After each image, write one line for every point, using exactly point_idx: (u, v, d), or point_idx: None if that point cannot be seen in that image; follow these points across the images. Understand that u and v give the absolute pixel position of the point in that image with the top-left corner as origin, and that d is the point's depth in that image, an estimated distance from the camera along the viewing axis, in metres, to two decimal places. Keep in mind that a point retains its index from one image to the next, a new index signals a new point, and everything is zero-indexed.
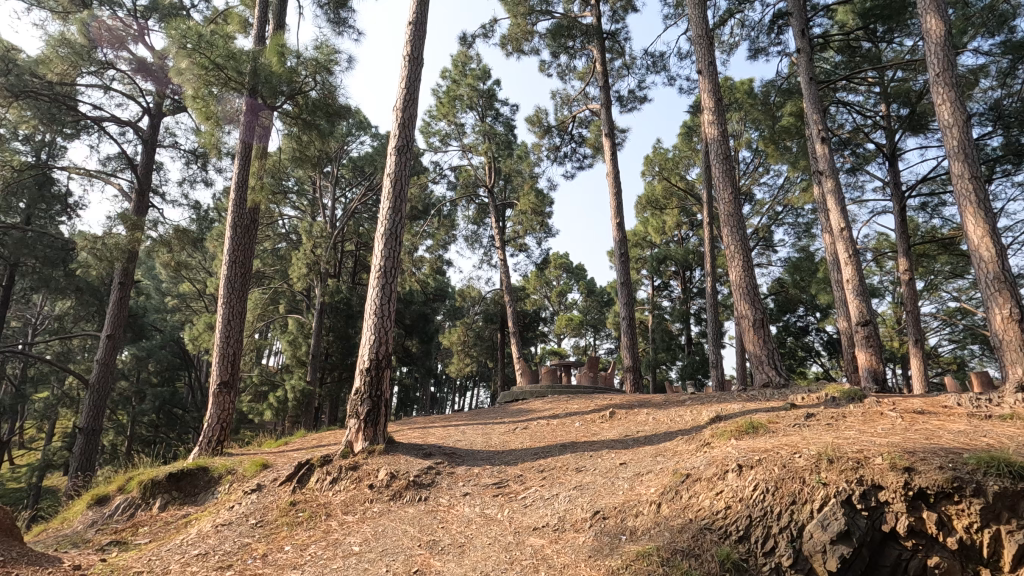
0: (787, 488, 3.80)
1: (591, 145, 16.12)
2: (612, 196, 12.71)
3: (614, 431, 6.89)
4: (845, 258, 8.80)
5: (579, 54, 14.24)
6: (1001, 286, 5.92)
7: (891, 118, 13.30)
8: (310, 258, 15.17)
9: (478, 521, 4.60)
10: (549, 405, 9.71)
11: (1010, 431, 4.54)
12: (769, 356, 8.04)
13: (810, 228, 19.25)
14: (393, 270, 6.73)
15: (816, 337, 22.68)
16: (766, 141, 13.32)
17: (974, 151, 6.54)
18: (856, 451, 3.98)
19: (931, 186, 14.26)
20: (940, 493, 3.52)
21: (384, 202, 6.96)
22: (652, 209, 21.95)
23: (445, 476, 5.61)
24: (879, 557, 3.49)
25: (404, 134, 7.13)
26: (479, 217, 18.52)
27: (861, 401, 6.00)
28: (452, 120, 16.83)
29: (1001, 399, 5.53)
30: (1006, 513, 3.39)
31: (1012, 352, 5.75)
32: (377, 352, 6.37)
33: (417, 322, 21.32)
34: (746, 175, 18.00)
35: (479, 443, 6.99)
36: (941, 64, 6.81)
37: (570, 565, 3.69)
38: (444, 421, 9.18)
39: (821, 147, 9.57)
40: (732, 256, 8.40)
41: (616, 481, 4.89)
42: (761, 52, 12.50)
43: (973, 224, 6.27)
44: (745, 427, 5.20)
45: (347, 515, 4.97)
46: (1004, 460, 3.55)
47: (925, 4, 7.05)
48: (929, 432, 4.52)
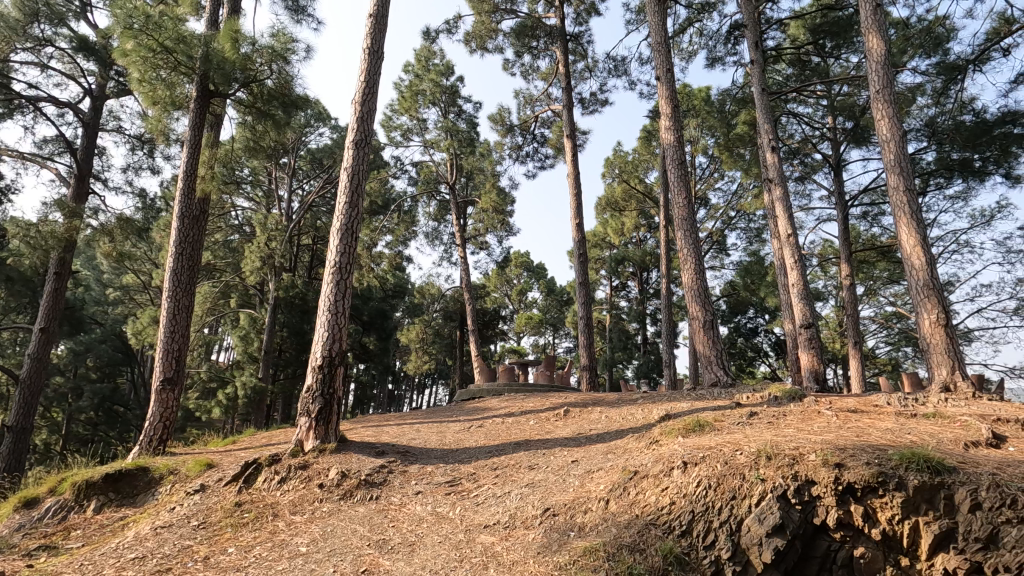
0: (728, 484, 3.96)
1: (553, 145, 16.29)
2: (572, 196, 12.88)
3: (567, 430, 6.97)
4: (791, 263, 9.17)
5: (543, 54, 14.34)
6: (930, 292, 6.30)
7: (837, 131, 13.95)
8: (264, 250, 14.64)
9: (429, 519, 4.59)
10: (505, 403, 9.74)
11: (933, 429, 4.85)
12: (718, 357, 8.31)
13: (761, 233, 19.95)
14: (348, 266, 6.62)
15: (765, 338, 23.57)
16: (720, 147, 13.80)
17: (908, 165, 6.95)
18: (793, 448, 4.16)
19: (871, 197, 15.04)
20: (866, 487, 3.73)
21: (340, 196, 6.83)
22: (612, 211, 22.24)
23: (397, 475, 5.57)
24: (810, 548, 3.69)
25: (362, 128, 7.00)
26: (441, 213, 18.37)
27: (801, 400, 6.31)
28: (414, 115, 16.61)
29: (927, 399, 5.92)
30: (925, 505, 3.59)
31: (938, 355, 6.18)
32: (330, 349, 6.27)
33: (376, 319, 21.00)
34: (702, 180, 18.52)
35: (433, 442, 6.95)
36: (881, 82, 7.20)
37: (518, 563, 3.74)
38: (398, 419, 9.09)
39: (771, 156, 9.98)
40: (686, 258, 8.64)
41: (567, 478, 4.97)
42: (717, 62, 12.91)
43: (906, 234, 6.65)
44: (692, 426, 5.37)
45: (295, 515, 4.87)
46: (923, 456, 3.76)
47: (867, 24, 7.41)
48: (860, 430, 4.76)
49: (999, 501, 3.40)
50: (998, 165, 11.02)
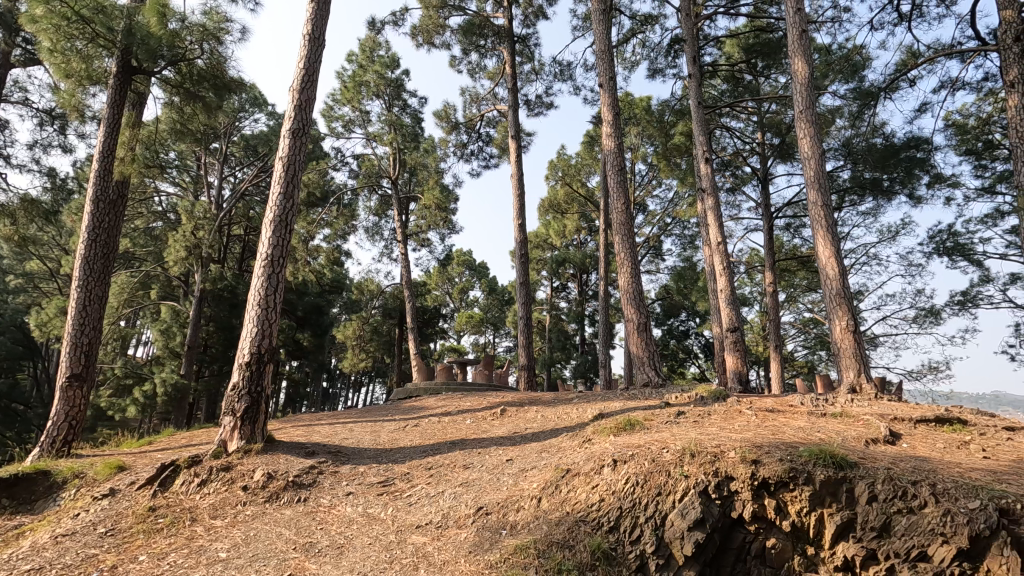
0: (654, 480, 4.12)
1: (498, 145, 16.33)
2: (515, 196, 12.96)
3: (503, 429, 7.03)
4: (720, 270, 9.64)
5: (490, 54, 14.37)
6: (842, 301, 6.78)
7: (765, 146, 14.78)
8: (190, 240, 13.70)
9: (360, 521, 4.49)
10: (442, 402, 9.69)
11: (840, 427, 5.24)
12: (651, 358, 8.62)
13: (694, 240, 20.83)
14: (281, 259, 6.37)
15: (695, 340, 24.70)
16: (659, 156, 14.31)
17: (826, 181, 7.47)
18: (715, 445, 4.38)
19: (794, 210, 16.05)
20: (779, 482, 3.98)
21: (274, 187, 6.55)
22: (554, 213, 22.58)
23: (328, 475, 5.42)
24: (727, 540, 3.91)
25: (300, 116, 6.74)
26: (382, 208, 17.99)
27: (726, 401, 6.64)
28: (357, 106, 16.15)
29: (836, 399, 6.40)
30: (829, 498, 3.87)
31: (847, 359, 6.68)
32: (259, 346, 6.02)
33: (311, 314, 20.30)
34: (642, 187, 19.14)
35: (367, 441, 6.83)
36: (804, 102, 7.70)
37: (449, 562, 3.73)
38: (331, 418, 8.84)
39: (704, 166, 10.46)
40: (622, 262, 8.91)
41: (501, 477, 5.00)
42: (658, 73, 13.37)
43: (823, 246, 7.15)
44: (623, 425, 5.54)
45: (215, 520, 4.63)
46: (829, 452, 4.05)
47: (794, 47, 7.89)
48: (776, 429, 5.09)
49: (892, 493, 3.74)
50: (903, 186, 12.04)
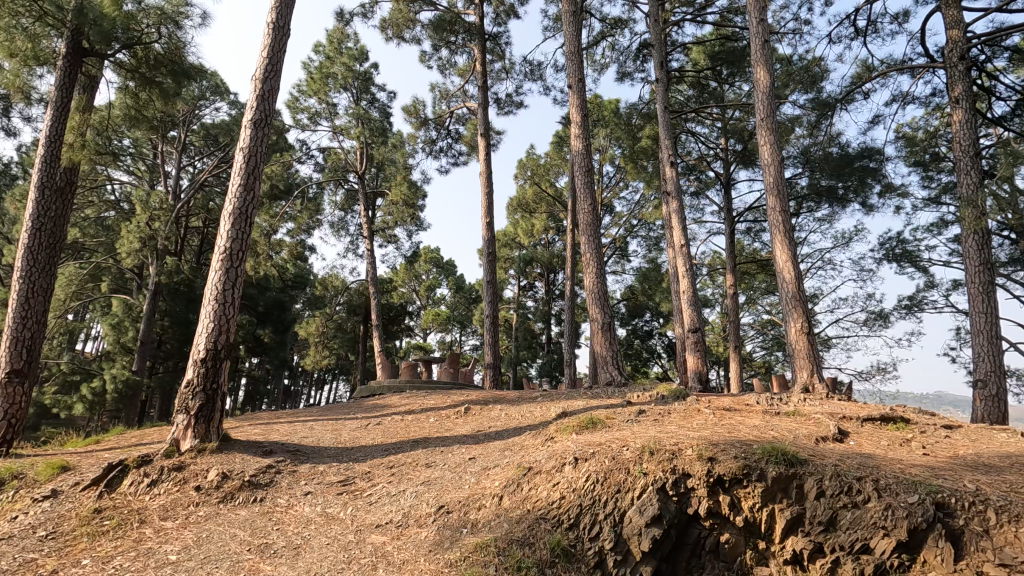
0: (614, 478, 4.18)
1: (467, 142, 16.26)
2: (484, 195, 12.94)
3: (467, 427, 7.02)
4: (683, 272, 9.84)
5: (460, 50, 14.28)
6: (797, 304, 7.02)
7: (728, 152, 15.16)
8: (145, 231, 13.16)
9: (318, 521, 4.42)
10: (406, 400, 9.61)
11: (793, 426, 5.43)
12: (614, 358, 8.74)
13: (659, 241, 21.19)
14: (240, 253, 6.19)
15: (658, 341, 25.19)
16: (626, 158, 14.51)
17: (784, 188, 7.70)
18: (673, 444, 4.46)
19: (755, 215, 16.52)
20: (733, 479, 4.09)
21: (234, 178, 6.35)
22: (522, 212, 22.62)
23: (286, 475, 5.30)
24: (683, 536, 4.01)
25: (262, 107, 6.56)
26: (348, 203, 17.67)
27: (685, 400, 6.79)
28: (324, 98, 15.80)
29: (790, 398, 6.63)
30: (780, 494, 4.00)
31: (801, 359, 6.92)
32: (215, 342, 5.85)
33: (272, 310, 19.80)
34: (609, 188, 19.36)
35: (328, 440, 6.71)
36: (765, 110, 7.94)
37: (409, 561, 3.71)
38: (291, 416, 8.65)
39: (669, 170, 10.66)
40: (588, 262, 9.00)
41: (463, 476, 5.00)
42: (627, 77, 13.55)
43: (780, 250, 7.38)
44: (585, 423, 5.59)
45: (165, 521, 4.47)
46: (781, 450, 4.18)
47: (757, 57, 8.11)
48: (732, 427, 5.24)
49: (838, 489, 3.89)
50: (857, 194, 12.55)
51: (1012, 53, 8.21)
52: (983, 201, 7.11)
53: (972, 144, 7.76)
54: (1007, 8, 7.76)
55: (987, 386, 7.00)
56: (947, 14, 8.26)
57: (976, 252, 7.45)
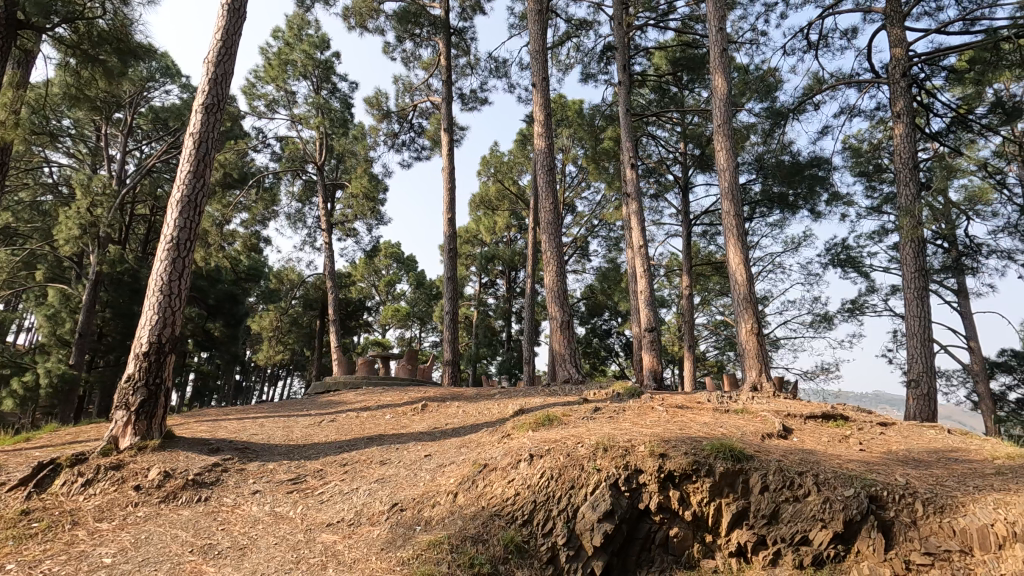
0: (568, 474, 4.23)
1: (430, 137, 16.10)
2: (445, 190, 12.83)
3: (423, 424, 6.96)
4: (641, 273, 10.01)
5: (425, 43, 14.11)
6: (748, 305, 7.26)
7: (687, 156, 15.53)
8: (86, 217, 12.45)
9: (266, 520, 4.29)
10: (362, 397, 9.44)
11: (740, 423, 5.61)
12: (572, 355, 8.83)
13: (619, 242, 21.53)
14: (188, 243, 5.94)
15: (616, 339, 25.61)
16: (588, 159, 14.68)
17: (738, 193, 7.95)
18: (626, 440, 4.54)
19: (710, 218, 16.99)
20: (683, 475, 4.19)
21: (182, 165, 6.08)
22: (485, 209, 22.55)
23: (233, 473, 5.13)
24: (634, 530, 4.10)
25: (214, 91, 6.30)
26: (306, 194, 17.20)
27: (640, 398, 6.91)
28: (282, 86, 15.31)
29: (739, 396, 6.87)
30: (727, 489, 4.14)
31: (750, 359, 7.16)
32: (160, 335, 5.60)
33: (223, 303, 19.12)
34: (571, 188, 19.54)
35: (278, 437, 6.53)
36: (722, 117, 8.18)
37: (359, 560, 3.64)
38: (240, 413, 8.37)
39: (630, 172, 10.83)
40: (549, 260, 9.06)
41: (418, 473, 4.95)
42: (591, 78, 13.70)
43: (733, 252, 7.62)
44: (542, 420, 5.63)
45: (100, 522, 4.25)
46: (729, 446, 4.30)
47: (716, 64, 8.33)
48: (683, 424, 5.38)
49: (781, 483, 4.06)
50: (806, 201, 13.06)
51: (948, 72, 8.72)
52: (919, 211, 7.54)
53: (910, 157, 8.21)
54: (945, 30, 8.24)
55: (919, 385, 7.43)
56: (891, 33, 8.70)
57: (912, 260, 7.89)
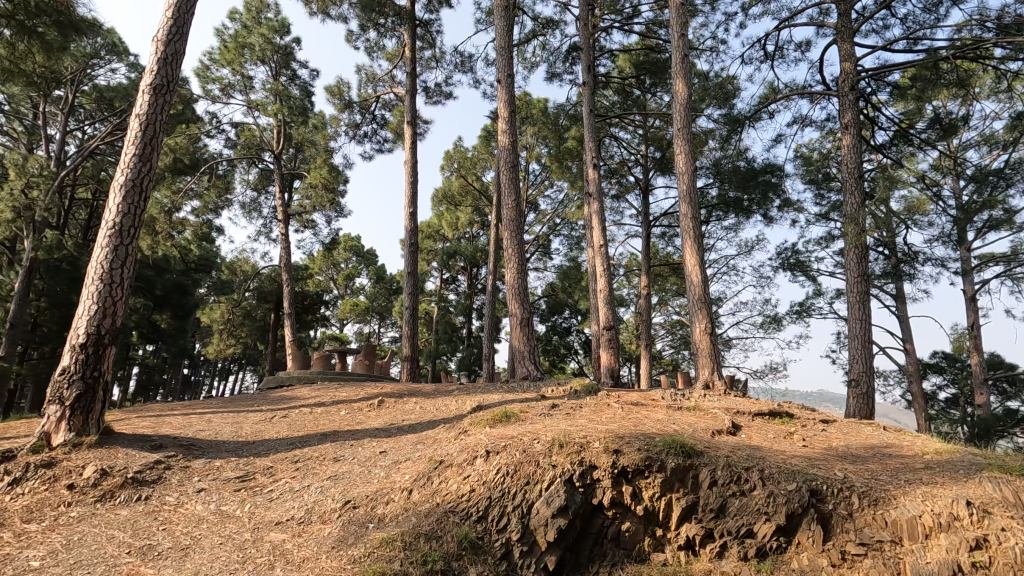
0: (524, 470, 4.25)
1: (393, 129, 15.85)
2: (408, 184, 12.66)
3: (380, 419, 6.87)
4: (601, 272, 10.13)
5: (390, 34, 13.87)
6: (702, 306, 7.47)
7: (648, 159, 15.81)
8: (20, 200, 11.68)
9: (211, 519, 4.13)
10: (316, 392, 9.23)
11: (692, 420, 5.76)
12: (531, 352, 8.87)
13: (580, 241, 21.75)
14: (132, 229, 5.66)
15: (576, 337, 25.89)
16: (552, 158, 14.76)
17: (696, 196, 8.14)
18: (581, 437, 4.59)
19: (669, 220, 17.36)
20: (635, 470, 4.27)
21: (127, 148, 5.78)
22: (448, 204, 22.38)
23: (177, 471, 4.93)
24: (587, 525, 4.15)
25: (164, 71, 6.00)
26: (262, 183, 16.65)
27: (597, 395, 7.02)
28: (238, 70, 14.76)
29: (692, 394, 7.07)
30: (677, 484, 4.24)
31: (703, 357, 7.36)
32: (99, 326, 5.32)
33: (171, 294, 18.09)
34: (534, 186, 19.62)
35: (227, 433, 6.31)
36: (681, 120, 8.36)
37: (309, 559, 3.56)
38: (186, 408, 8.04)
39: (592, 172, 10.95)
40: (510, 257, 9.07)
41: (373, 470, 4.87)
42: (556, 77, 13.77)
43: (689, 254, 7.81)
44: (499, 416, 5.63)
45: (28, 524, 4.00)
46: (680, 442, 4.41)
47: (678, 69, 8.52)
48: (637, 420, 5.49)
49: (729, 478, 4.20)
50: (760, 206, 13.51)
51: (892, 88, 9.17)
52: (863, 219, 7.92)
53: (856, 167, 8.60)
54: (890, 48, 8.66)
55: (859, 385, 7.80)
56: (842, 48, 9.08)
57: (856, 265, 8.26)
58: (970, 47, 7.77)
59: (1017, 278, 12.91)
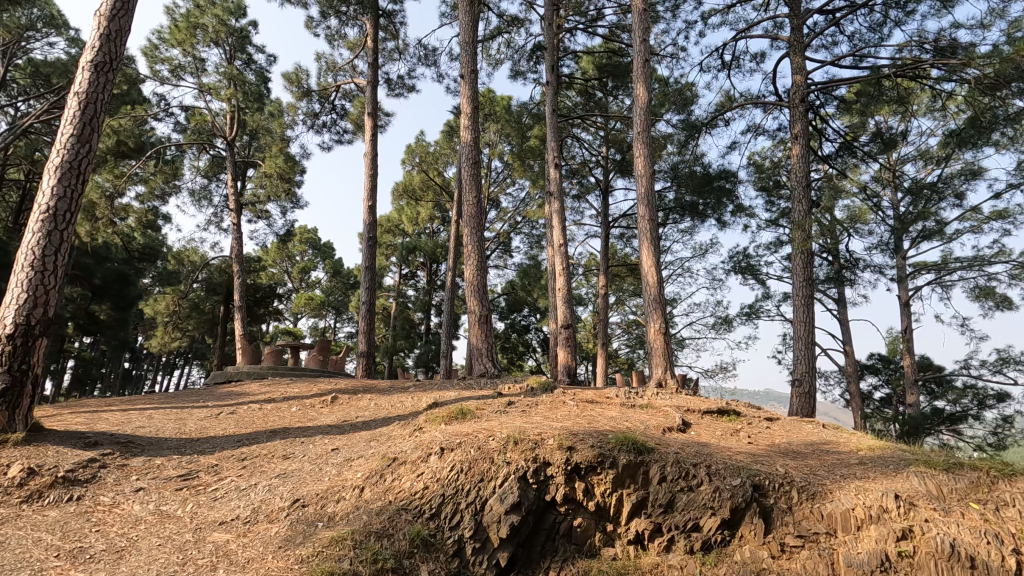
0: (478, 467, 4.25)
1: (353, 120, 15.52)
2: (367, 176, 12.42)
3: (332, 416, 6.74)
4: (560, 271, 10.21)
5: (351, 23, 13.57)
6: (657, 306, 7.64)
7: (608, 160, 16.05)
8: None
9: (149, 520, 3.96)
10: (267, 388, 8.96)
11: (645, 417, 5.89)
12: (489, 350, 8.87)
13: (541, 240, 21.87)
14: (68, 214, 5.34)
15: (534, 335, 26.05)
16: (514, 156, 14.78)
17: (654, 199, 8.31)
18: (536, 434, 4.62)
19: (628, 221, 17.68)
20: (588, 467, 4.34)
21: (64, 128, 5.44)
22: (408, 199, 22.10)
23: (113, 469, 4.69)
24: (540, 521, 4.19)
25: (107, 48, 5.68)
26: (213, 170, 16.00)
27: (553, 392, 7.09)
28: (190, 51, 14.14)
29: (645, 392, 7.22)
30: (628, 480, 4.33)
31: (657, 356, 7.53)
32: (29, 315, 5.00)
33: (111, 284, 16.91)
34: (496, 183, 19.60)
35: (169, 430, 6.05)
36: (641, 124, 8.53)
37: (254, 560, 3.45)
38: (125, 404, 7.65)
39: (553, 171, 11.04)
40: (470, 254, 9.03)
41: (323, 467, 4.77)
42: (520, 75, 13.78)
43: (646, 255, 7.98)
44: (455, 413, 5.62)
45: None
46: (632, 439, 4.51)
47: (639, 74, 8.68)
48: (591, 418, 5.58)
49: (677, 474, 4.32)
50: (714, 211, 13.92)
51: (839, 102, 9.61)
52: (809, 226, 8.28)
53: (804, 176, 8.97)
54: (838, 63, 9.05)
55: (802, 384, 8.16)
56: (793, 61, 9.45)
57: (802, 270, 8.63)
58: (910, 67, 8.22)
59: (946, 285, 13.78)
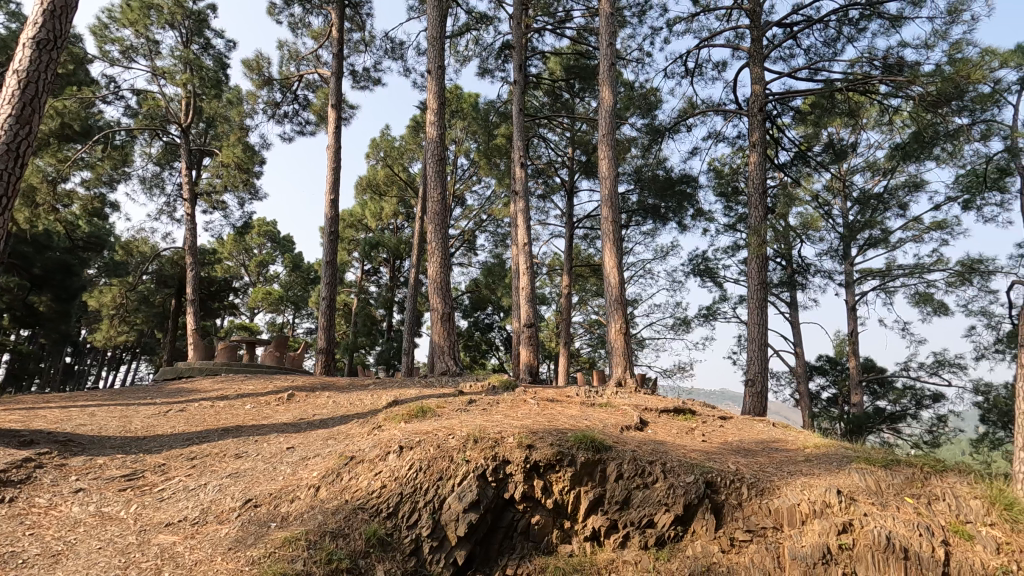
0: (437, 465, 4.23)
1: (316, 111, 15.16)
2: (329, 169, 12.17)
3: (288, 414, 6.57)
4: (524, 270, 10.24)
5: (316, 12, 13.26)
6: (618, 306, 7.75)
7: (574, 161, 16.19)
8: None
9: (89, 522, 3.78)
10: (220, 385, 8.67)
11: (604, 416, 5.98)
12: (451, 348, 8.81)
13: (506, 238, 21.89)
14: (5, 198, 5.03)
15: (497, 334, 26.04)
16: (480, 153, 14.73)
17: (617, 200, 8.43)
18: (496, 432, 4.63)
19: (592, 222, 17.88)
20: (547, 464, 4.37)
21: (1, 106, 5.13)
22: (372, 194, 21.75)
23: (51, 469, 4.45)
24: (498, 519, 4.20)
25: (51, 25, 5.36)
26: (166, 157, 15.35)
27: (515, 391, 7.11)
28: (142, 32, 13.51)
29: (605, 391, 7.33)
30: (586, 478, 4.39)
31: (617, 356, 7.65)
32: None
33: (52, 274, 16.05)
34: (462, 181, 19.50)
35: (113, 428, 5.78)
36: (606, 126, 8.63)
37: (202, 562, 3.35)
38: (65, 401, 7.27)
39: (519, 170, 11.06)
40: (433, 251, 8.95)
41: (278, 466, 4.66)
42: (488, 73, 13.75)
43: (609, 255, 8.08)
44: (415, 411, 5.57)
45: None
46: (591, 437, 4.57)
47: (605, 76, 8.78)
48: (551, 416, 5.62)
49: (634, 472, 4.40)
50: (675, 214, 14.22)
51: (795, 112, 9.97)
52: (764, 231, 8.57)
53: (760, 182, 9.27)
54: (794, 75, 9.39)
55: (754, 384, 8.45)
56: (753, 71, 9.76)
57: (757, 273, 8.91)
58: (861, 82, 8.60)
59: (889, 291, 14.48)
